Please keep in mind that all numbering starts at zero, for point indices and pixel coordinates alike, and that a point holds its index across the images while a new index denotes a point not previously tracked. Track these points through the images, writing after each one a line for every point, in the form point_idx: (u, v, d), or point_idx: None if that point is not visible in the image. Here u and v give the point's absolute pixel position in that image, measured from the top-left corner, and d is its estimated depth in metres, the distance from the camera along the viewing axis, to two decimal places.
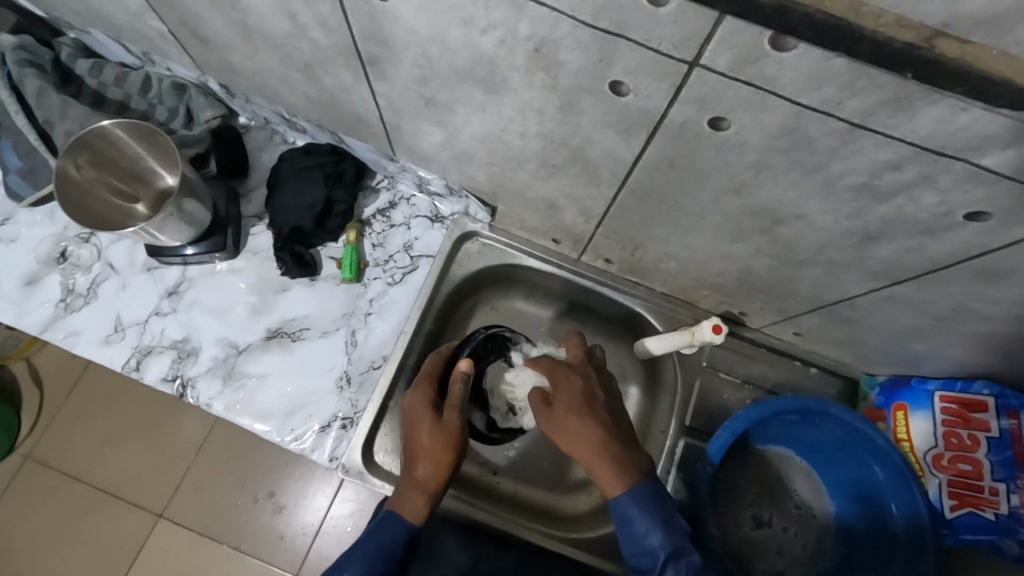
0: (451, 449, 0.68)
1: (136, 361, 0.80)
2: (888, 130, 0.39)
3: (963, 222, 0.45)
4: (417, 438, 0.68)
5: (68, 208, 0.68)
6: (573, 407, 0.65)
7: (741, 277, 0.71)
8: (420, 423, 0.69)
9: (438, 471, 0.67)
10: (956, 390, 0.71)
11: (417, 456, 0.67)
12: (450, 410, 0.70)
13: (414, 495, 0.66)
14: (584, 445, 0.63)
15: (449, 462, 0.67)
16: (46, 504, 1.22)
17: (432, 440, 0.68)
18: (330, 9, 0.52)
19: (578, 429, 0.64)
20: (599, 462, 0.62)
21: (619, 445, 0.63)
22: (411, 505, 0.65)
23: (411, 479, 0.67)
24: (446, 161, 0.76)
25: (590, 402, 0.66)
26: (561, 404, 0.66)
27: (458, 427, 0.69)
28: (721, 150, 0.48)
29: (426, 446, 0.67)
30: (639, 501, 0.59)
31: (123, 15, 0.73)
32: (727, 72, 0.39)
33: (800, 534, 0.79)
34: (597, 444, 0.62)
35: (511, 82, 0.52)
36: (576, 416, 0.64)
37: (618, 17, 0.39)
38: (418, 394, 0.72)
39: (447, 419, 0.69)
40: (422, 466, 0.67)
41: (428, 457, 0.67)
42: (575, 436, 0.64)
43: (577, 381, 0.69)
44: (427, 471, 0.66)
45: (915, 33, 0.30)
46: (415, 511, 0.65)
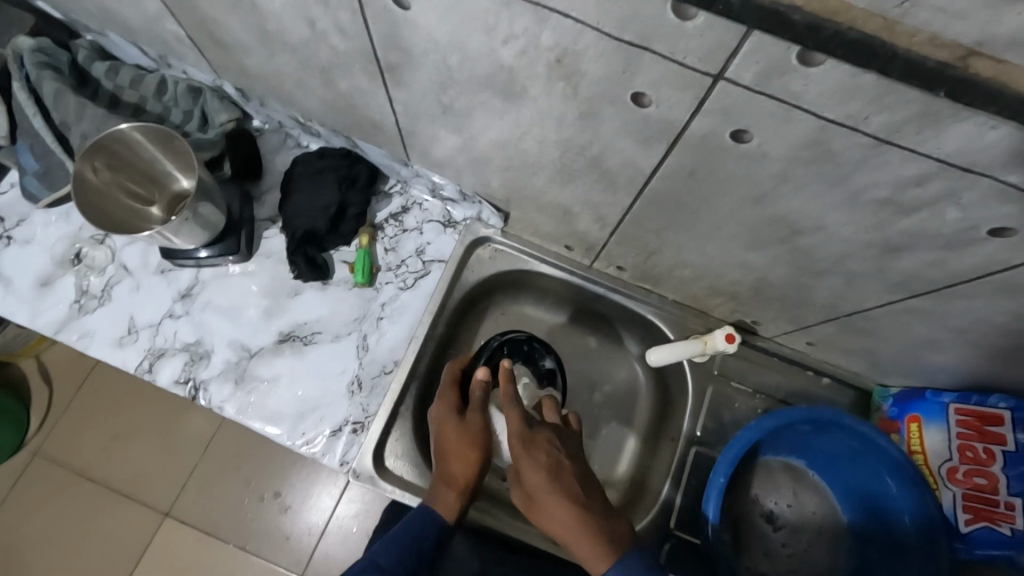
0: (477, 449, 0.69)
1: (149, 362, 0.80)
2: (915, 146, 0.38)
3: (987, 238, 0.45)
4: (445, 439, 0.69)
5: (86, 211, 0.69)
6: (543, 483, 0.61)
7: (756, 286, 0.71)
8: (446, 427, 0.70)
9: (469, 470, 0.68)
10: (971, 403, 0.70)
11: (446, 457, 0.68)
12: (472, 412, 0.70)
13: (447, 492, 0.67)
14: (561, 521, 0.59)
15: (477, 460, 0.69)
16: (54, 502, 1.22)
17: (459, 439, 0.69)
18: (350, 16, 0.52)
19: (551, 506, 0.59)
20: (575, 536, 0.58)
21: (598, 518, 0.59)
22: (443, 502, 0.66)
23: (443, 477, 0.68)
24: (460, 167, 0.76)
25: (563, 467, 0.62)
26: (533, 485, 0.61)
27: (482, 427, 0.70)
28: (742, 162, 0.48)
29: (454, 445, 0.68)
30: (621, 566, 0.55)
31: (142, 19, 0.74)
32: (752, 85, 0.39)
33: (810, 547, 0.78)
34: (572, 524, 0.58)
35: (531, 90, 0.51)
36: (548, 494, 0.60)
37: (642, 30, 0.39)
38: (443, 400, 0.72)
39: (471, 420, 0.70)
40: (452, 465, 0.68)
41: (457, 455, 0.68)
42: (551, 512, 0.59)
43: (544, 452, 0.63)
44: (457, 470, 0.68)
45: (948, 53, 0.29)
46: (449, 509, 0.66)
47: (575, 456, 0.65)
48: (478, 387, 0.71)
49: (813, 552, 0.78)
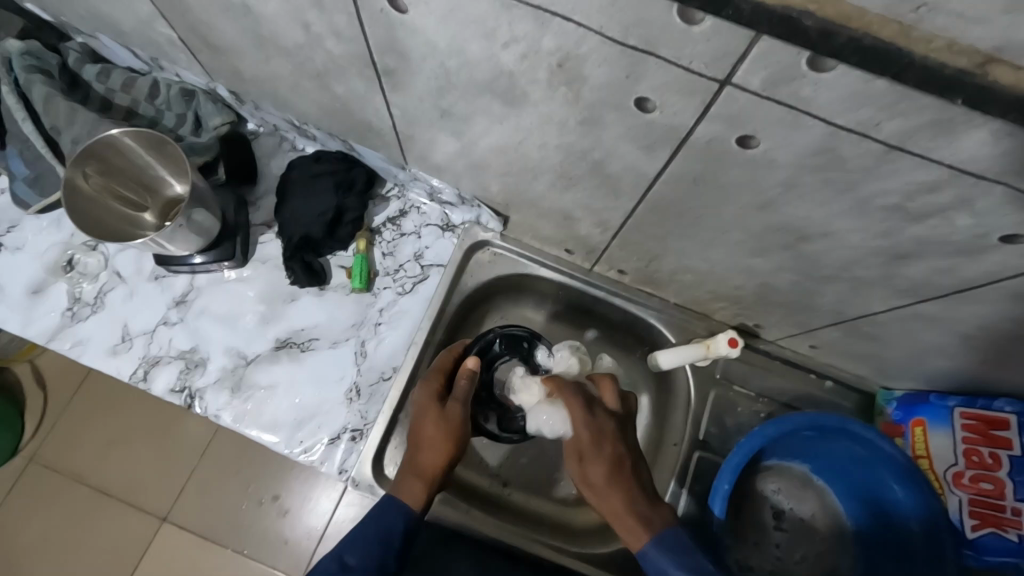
0: (451, 439, 0.68)
1: (143, 371, 0.79)
2: (926, 152, 0.37)
3: (999, 244, 0.44)
4: (422, 425, 0.69)
5: (77, 218, 0.67)
6: (604, 477, 0.64)
7: (760, 291, 0.70)
8: (424, 414, 0.70)
9: (438, 461, 0.67)
10: (977, 408, 0.70)
11: (420, 443, 0.68)
12: (453, 401, 0.70)
13: (413, 480, 0.65)
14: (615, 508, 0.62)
15: (450, 451, 0.68)
16: (49, 508, 1.21)
17: (435, 426, 0.69)
18: (346, 20, 0.51)
19: (610, 496, 0.63)
20: (624, 521, 0.61)
21: (648, 508, 0.62)
22: (410, 490, 0.65)
23: (413, 465, 0.67)
24: (459, 171, 0.74)
25: (620, 460, 0.65)
26: (592, 474, 0.64)
27: (460, 419, 0.70)
28: (748, 168, 0.47)
29: (430, 433, 0.68)
30: (666, 548, 0.58)
31: (133, 21, 0.72)
32: (760, 91, 0.38)
33: (808, 549, 0.78)
34: (629, 516, 0.61)
35: (532, 95, 0.50)
36: (608, 484, 0.63)
37: (648, 35, 0.37)
38: (425, 386, 0.72)
39: (451, 409, 0.70)
40: (424, 453, 0.67)
41: (432, 442, 0.68)
42: (610, 497, 0.63)
43: (606, 446, 0.65)
44: (430, 457, 0.67)
45: (966, 59, 0.28)
46: (415, 496, 0.64)
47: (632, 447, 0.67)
48: (466, 376, 0.72)
49: (805, 560, 0.78)
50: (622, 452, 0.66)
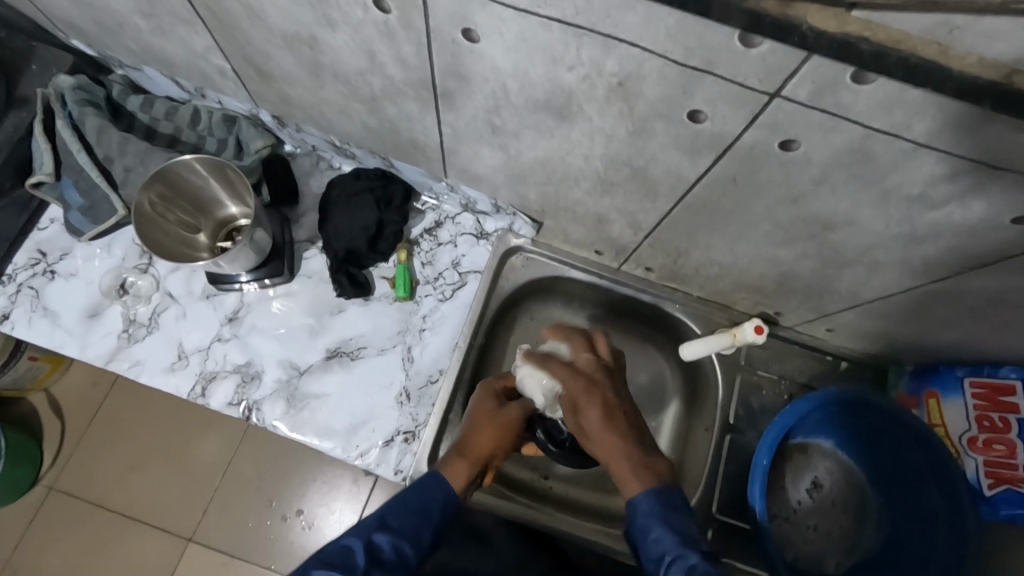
0: (501, 436, 0.75)
1: (201, 387, 0.82)
2: (950, 148, 0.44)
3: (1008, 226, 0.50)
4: (479, 411, 0.76)
5: (146, 243, 0.71)
6: (603, 430, 0.66)
7: (784, 279, 0.76)
8: (482, 406, 0.77)
9: (484, 449, 0.73)
10: (984, 375, 0.76)
11: (473, 428, 0.74)
12: (514, 405, 0.77)
13: (458, 460, 0.71)
14: (612, 458, 0.65)
15: (495, 444, 0.74)
16: (77, 533, 1.22)
17: (490, 417, 0.75)
18: (412, 49, 0.56)
19: (602, 435, 0.66)
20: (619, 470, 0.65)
21: (642, 455, 0.65)
22: (454, 470, 0.70)
23: (460, 448, 0.72)
24: (498, 182, 0.79)
25: (621, 412, 0.68)
26: (590, 423, 0.67)
27: (516, 417, 0.76)
28: (786, 168, 0.53)
29: (485, 422, 0.75)
30: (654, 496, 0.62)
31: (183, 54, 0.76)
32: (805, 101, 0.44)
33: (827, 527, 0.83)
34: (625, 462, 0.64)
35: (587, 111, 0.55)
36: (606, 432, 0.66)
37: (709, 56, 0.43)
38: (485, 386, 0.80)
39: (511, 410, 0.77)
40: (476, 440, 0.73)
41: (483, 430, 0.74)
42: (609, 437, 0.66)
43: (602, 388, 0.69)
44: (477, 446, 0.73)
45: (995, 72, 0.34)
46: (458, 477, 0.69)
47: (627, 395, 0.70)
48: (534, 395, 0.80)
49: (827, 534, 0.83)
50: (618, 401, 0.68)
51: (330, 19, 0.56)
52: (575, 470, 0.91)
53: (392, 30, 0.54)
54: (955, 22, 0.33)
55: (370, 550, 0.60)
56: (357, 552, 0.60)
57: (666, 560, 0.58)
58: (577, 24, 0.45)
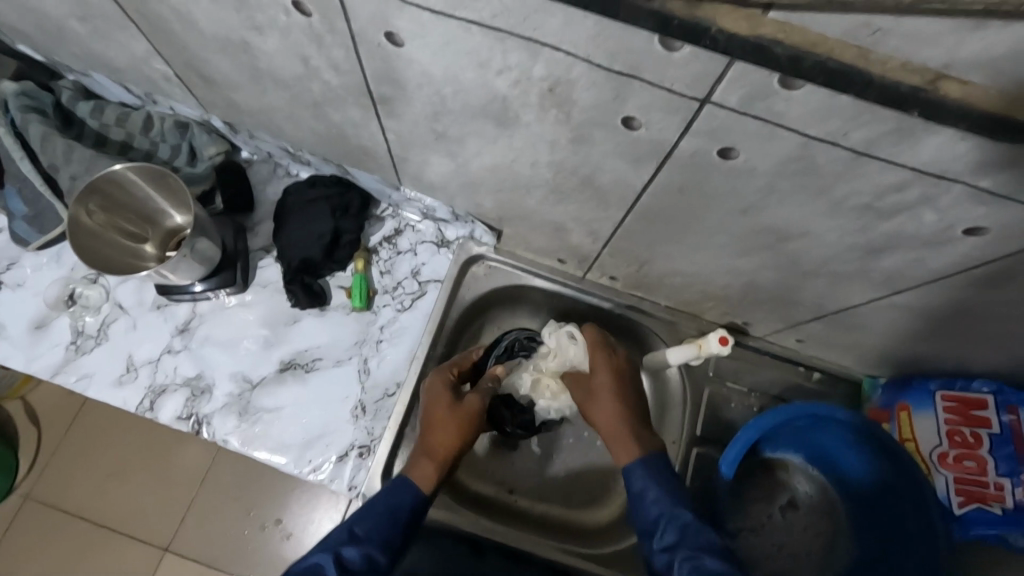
0: (461, 426, 0.71)
1: (149, 401, 0.80)
2: (891, 158, 0.41)
3: (962, 237, 0.47)
4: (436, 410, 0.72)
5: (81, 254, 0.69)
6: (613, 403, 0.69)
7: (747, 289, 0.73)
8: (439, 401, 0.73)
9: (449, 445, 0.70)
10: (956, 389, 0.74)
11: (433, 426, 0.71)
12: (473, 393, 0.74)
13: (424, 461, 0.69)
14: (614, 425, 0.67)
15: (458, 437, 0.71)
16: (51, 543, 1.18)
17: (449, 413, 0.72)
18: (343, 54, 0.53)
19: (609, 408, 0.69)
20: (617, 436, 0.66)
21: (643, 431, 0.67)
22: (421, 471, 0.68)
23: (424, 450, 0.70)
24: (453, 190, 0.77)
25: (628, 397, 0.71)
26: (600, 383, 0.71)
27: (477, 408, 0.73)
28: (730, 177, 0.50)
29: (442, 416, 0.72)
30: (646, 465, 0.62)
31: (128, 59, 0.74)
32: (737, 108, 0.41)
33: (793, 545, 0.81)
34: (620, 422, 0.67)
35: (524, 118, 0.53)
36: (610, 395, 0.70)
37: (632, 61, 0.40)
38: (439, 377, 0.76)
39: (468, 401, 0.73)
40: (434, 436, 0.70)
41: (444, 427, 0.71)
42: (609, 399, 0.70)
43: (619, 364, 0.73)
44: (438, 442, 0.70)
45: (918, 77, 0.32)
46: (426, 477, 0.67)
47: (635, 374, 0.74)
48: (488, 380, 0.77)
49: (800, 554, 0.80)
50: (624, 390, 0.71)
51: (257, 23, 0.54)
52: (540, 483, 0.87)
53: (319, 33, 0.52)
54: (876, 23, 0.30)
55: (338, 564, 0.58)
56: (325, 567, 0.57)
57: (658, 519, 0.58)
58: (496, 27, 0.42)
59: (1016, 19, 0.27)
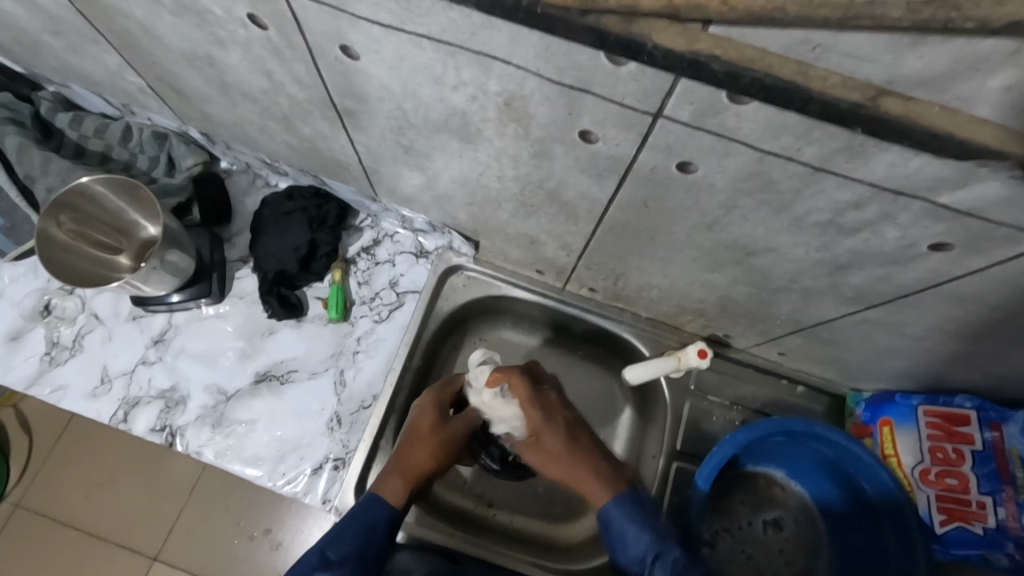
0: (436, 450, 0.71)
1: (123, 413, 0.80)
2: (847, 173, 0.40)
3: (928, 254, 0.46)
4: (420, 424, 0.71)
5: (53, 267, 0.71)
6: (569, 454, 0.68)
7: (722, 303, 0.72)
8: (424, 417, 0.72)
9: (424, 465, 0.69)
10: (939, 405, 0.72)
11: (410, 442, 0.70)
12: (457, 419, 0.74)
13: (395, 478, 0.67)
14: (577, 473, 0.68)
15: (432, 458, 0.70)
16: (33, 551, 1.14)
17: (432, 433, 0.71)
18: (304, 68, 0.53)
19: (568, 460, 0.68)
20: (588, 483, 0.67)
21: (607, 470, 0.68)
22: (390, 487, 0.67)
23: (401, 465, 0.69)
24: (427, 202, 0.77)
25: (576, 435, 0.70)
26: (551, 443, 0.68)
27: (454, 436, 0.73)
28: (692, 193, 0.49)
29: (422, 434, 0.70)
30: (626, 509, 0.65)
31: (103, 72, 0.74)
32: (689, 123, 0.41)
33: (764, 558, 0.78)
34: (589, 477, 0.67)
35: (485, 132, 0.52)
36: (568, 452, 0.68)
37: (581, 76, 0.40)
38: (432, 391, 0.74)
39: (451, 426, 0.73)
40: (411, 453, 0.69)
41: (424, 444, 0.70)
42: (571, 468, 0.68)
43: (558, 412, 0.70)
44: (413, 459, 0.69)
45: (858, 94, 0.31)
46: (394, 493, 0.67)
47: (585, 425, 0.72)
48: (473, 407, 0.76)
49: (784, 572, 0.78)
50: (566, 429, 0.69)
51: (218, 38, 0.54)
52: (517, 497, 0.86)
53: (277, 47, 0.51)
54: (815, 40, 0.30)
55: None
56: None
57: (649, 558, 0.62)
58: (446, 42, 0.42)
59: (952, 35, 0.27)
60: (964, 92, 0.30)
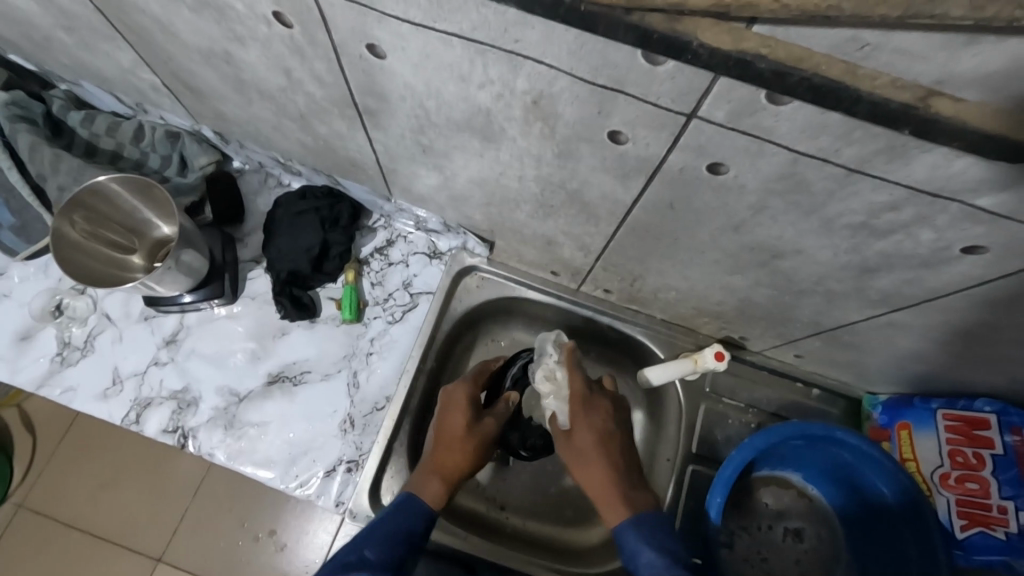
0: (473, 448, 0.70)
1: (135, 414, 0.79)
2: (884, 175, 0.40)
3: (960, 257, 0.46)
4: (449, 424, 0.71)
5: (68, 267, 0.70)
6: (600, 459, 0.66)
7: (741, 305, 0.71)
8: (453, 417, 0.71)
9: (461, 465, 0.69)
10: (958, 408, 0.71)
11: (444, 443, 0.69)
12: (490, 417, 0.73)
13: (433, 479, 0.67)
14: (602, 482, 0.65)
15: (468, 459, 0.69)
16: (39, 554, 1.13)
17: (465, 433, 0.70)
18: (326, 66, 0.53)
19: (598, 466, 0.66)
20: (608, 496, 0.64)
21: (633, 487, 0.65)
22: (429, 490, 0.66)
23: (436, 467, 0.68)
24: (443, 202, 0.76)
25: (613, 445, 0.67)
26: (585, 445, 0.67)
27: (489, 434, 0.72)
28: (720, 194, 0.49)
29: (455, 434, 0.70)
30: (642, 528, 0.60)
31: (118, 70, 0.74)
32: (724, 123, 0.40)
33: (777, 564, 0.78)
34: (611, 487, 0.64)
35: (509, 131, 0.52)
36: (598, 458, 0.66)
37: (616, 75, 0.39)
38: (459, 386, 0.73)
39: (485, 423, 0.72)
40: (447, 454, 0.69)
41: (456, 444, 0.69)
42: (599, 473, 0.65)
43: (603, 420, 0.69)
44: (450, 461, 0.68)
45: (908, 94, 0.31)
46: (434, 497, 0.66)
47: (625, 427, 0.70)
48: (503, 401, 0.75)
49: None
50: (607, 434, 0.68)
51: (239, 36, 0.53)
52: (532, 499, 0.85)
53: (300, 44, 0.51)
54: (865, 38, 0.29)
55: None
56: None
57: None
58: (477, 40, 0.41)
59: (1009, 35, 0.26)
60: (1015, 93, 0.29)
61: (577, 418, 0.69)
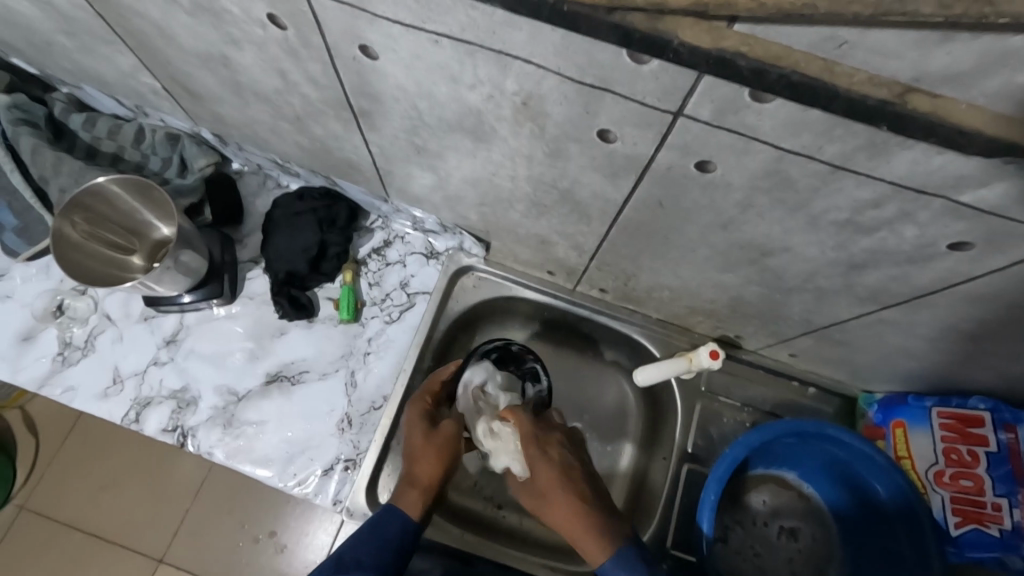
0: (440, 454, 0.70)
1: (135, 413, 0.80)
2: (867, 171, 0.40)
3: (946, 253, 0.46)
4: (414, 438, 0.71)
5: (66, 266, 0.71)
6: (563, 492, 0.64)
7: (734, 304, 0.72)
8: (415, 433, 0.71)
9: (433, 472, 0.69)
10: (953, 406, 0.72)
11: (414, 457, 0.69)
12: (449, 419, 0.72)
13: (409, 490, 0.67)
14: (570, 517, 0.63)
15: (439, 465, 0.69)
16: (41, 554, 1.14)
17: (427, 441, 0.70)
18: (320, 68, 0.54)
19: (565, 505, 0.64)
20: (579, 530, 0.62)
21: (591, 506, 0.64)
22: (406, 500, 0.66)
23: (409, 478, 0.68)
24: (438, 203, 0.77)
25: (571, 474, 0.66)
26: (545, 484, 0.65)
27: (452, 433, 0.72)
28: (709, 192, 0.49)
29: (421, 446, 0.70)
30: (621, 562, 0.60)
31: (117, 73, 0.75)
32: (709, 121, 0.41)
33: (772, 562, 0.78)
34: (580, 522, 0.62)
35: (500, 131, 0.52)
36: (562, 491, 0.64)
37: (602, 74, 0.40)
38: (417, 404, 0.74)
39: (444, 427, 0.72)
40: (419, 467, 0.69)
41: (424, 455, 0.69)
42: (565, 508, 0.63)
43: (557, 452, 0.68)
44: (422, 470, 0.68)
45: (886, 90, 0.31)
46: (412, 505, 0.66)
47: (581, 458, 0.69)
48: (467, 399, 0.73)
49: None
50: (564, 465, 0.67)
51: (234, 38, 0.54)
52: None
53: (294, 47, 0.52)
54: (842, 36, 0.30)
55: None
56: None
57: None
58: (466, 41, 0.42)
59: (982, 32, 0.27)
60: (991, 89, 0.30)
61: (532, 461, 0.67)
